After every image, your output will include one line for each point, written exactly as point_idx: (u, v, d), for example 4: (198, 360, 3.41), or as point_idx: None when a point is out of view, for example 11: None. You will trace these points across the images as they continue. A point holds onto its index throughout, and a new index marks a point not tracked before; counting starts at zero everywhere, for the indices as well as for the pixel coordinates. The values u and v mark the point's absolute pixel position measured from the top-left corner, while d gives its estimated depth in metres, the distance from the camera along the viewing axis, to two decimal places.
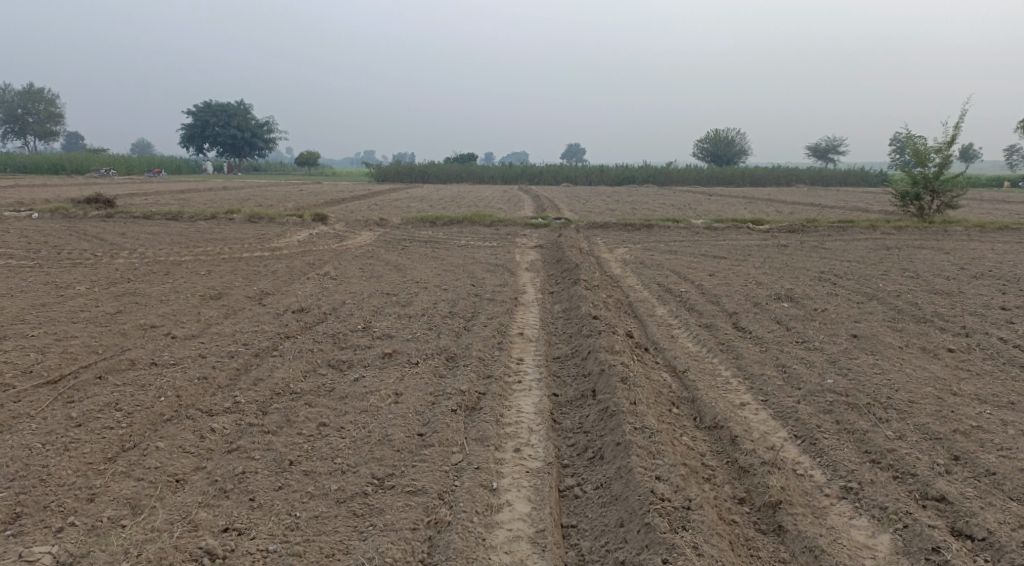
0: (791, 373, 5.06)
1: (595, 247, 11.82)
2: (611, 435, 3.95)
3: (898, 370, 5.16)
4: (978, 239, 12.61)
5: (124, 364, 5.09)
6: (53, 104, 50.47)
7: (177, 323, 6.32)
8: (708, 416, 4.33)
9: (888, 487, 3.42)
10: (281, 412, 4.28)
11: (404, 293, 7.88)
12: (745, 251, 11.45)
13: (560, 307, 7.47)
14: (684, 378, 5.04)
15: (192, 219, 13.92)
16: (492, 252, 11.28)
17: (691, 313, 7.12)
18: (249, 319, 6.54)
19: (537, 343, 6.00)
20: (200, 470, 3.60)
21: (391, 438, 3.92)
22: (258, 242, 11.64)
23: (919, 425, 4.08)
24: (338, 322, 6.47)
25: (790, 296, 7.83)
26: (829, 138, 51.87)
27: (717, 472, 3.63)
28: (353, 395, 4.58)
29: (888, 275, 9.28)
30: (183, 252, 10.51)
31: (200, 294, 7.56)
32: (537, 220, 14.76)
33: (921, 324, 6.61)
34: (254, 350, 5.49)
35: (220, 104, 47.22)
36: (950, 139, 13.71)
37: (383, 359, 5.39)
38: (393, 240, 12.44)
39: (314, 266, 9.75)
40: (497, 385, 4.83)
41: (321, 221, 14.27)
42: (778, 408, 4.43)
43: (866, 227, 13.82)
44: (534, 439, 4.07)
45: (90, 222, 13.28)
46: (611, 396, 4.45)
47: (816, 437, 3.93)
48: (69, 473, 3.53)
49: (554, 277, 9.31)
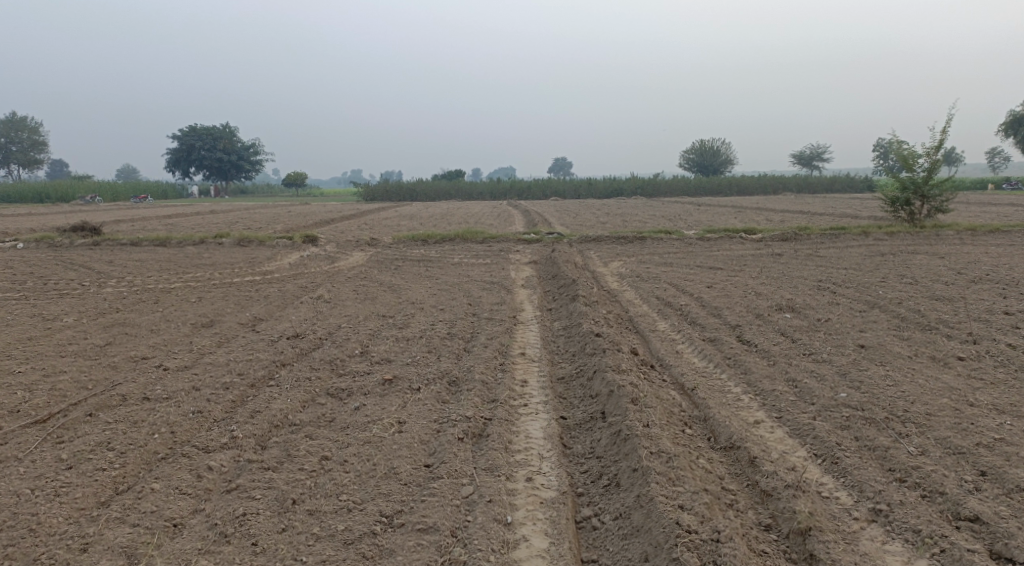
0: (802, 388, 4.94)
1: (590, 262, 11.72)
2: (627, 461, 3.82)
3: (911, 381, 5.06)
4: (970, 243, 12.62)
5: (115, 401, 4.89)
6: (37, 132, 50.40)
7: (169, 354, 6.13)
8: (723, 436, 4.20)
9: (918, 508, 3.31)
10: (281, 447, 4.11)
11: (401, 315, 7.73)
12: (740, 261, 11.38)
13: (560, 324, 7.33)
14: (694, 396, 4.91)
15: (180, 244, 13.73)
16: (486, 269, 11.17)
17: (694, 327, 7.00)
18: (243, 347, 6.36)
19: (540, 363, 5.86)
20: (199, 512, 3.42)
21: (397, 471, 3.76)
22: (248, 266, 11.47)
23: (941, 438, 3.97)
24: (335, 347, 6.30)
25: (791, 307, 7.74)
26: (813, 146, 52.51)
27: (739, 498, 3.50)
28: (354, 425, 4.42)
29: (886, 282, 9.23)
30: (172, 278, 10.31)
31: (192, 322, 7.37)
32: (529, 235, 14.65)
33: (927, 332, 6.52)
34: (249, 380, 5.31)
35: (206, 127, 47.16)
36: (939, 143, 13.75)
37: (383, 385, 5.22)
38: (386, 260, 12.30)
39: (306, 289, 9.59)
40: (503, 410, 4.68)
41: (312, 243, 14.09)
42: (794, 425, 4.30)
43: (859, 234, 13.81)
44: (545, 466, 3.93)
45: (76, 250, 13.05)
46: (623, 419, 4.32)
47: (838, 456, 3.82)
48: (60, 521, 3.34)
49: (551, 293, 9.17)
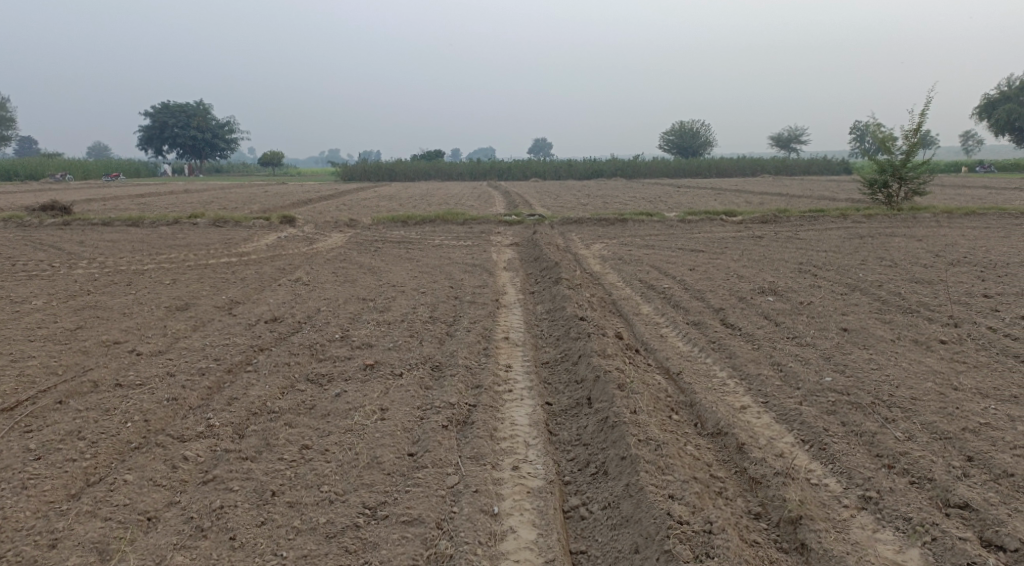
0: (788, 372, 4.93)
1: (571, 244, 11.65)
2: (614, 448, 3.76)
3: (895, 364, 5.07)
4: (946, 225, 12.75)
5: (86, 388, 4.72)
6: (2, 108, 48.88)
7: (142, 338, 5.94)
8: (710, 422, 4.17)
9: (908, 495, 3.35)
10: (259, 435, 3.99)
11: (381, 298, 7.59)
12: (722, 243, 11.37)
13: (543, 308, 7.24)
14: (679, 381, 4.87)
15: (154, 224, 13.39)
16: (467, 251, 11.03)
17: (678, 310, 6.95)
18: (219, 331, 6.19)
19: (524, 348, 5.78)
20: (174, 505, 3.30)
21: (380, 460, 3.66)
22: (224, 247, 11.20)
23: (928, 423, 3.99)
24: (314, 332, 6.15)
25: (774, 290, 7.73)
26: (791, 129, 53.12)
27: (728, 485, 3.50)
28: (335, 412, 4.31)
29: (866, 265, 9.26)
30: (146, 260, 10.04)
31: (166, 306, 7.17)
32: (511, 216, 14.51)
33: (908, 315, 6.55)
34: (226, 366, 5.17)
35: (179, 105, 46.10)
36: (918, 126, 13.79)
37: (364, 371, 5.11)
38: (365, 241, 12.10)
39: (284, 271, 9.39)
40: (487, 396, 4.59)
41: (290, 224, 13.82)
42: (781, 410, 4.28)
43: (838, 216, 13.86)
44: (532, 455, 3.86)
45: (45, 230, 12.66)
46: (609, 405, 4.25)
47: (826, 442, 3.82)
48: (28, 516, 3.19)
49: (534, 276, 9.08)
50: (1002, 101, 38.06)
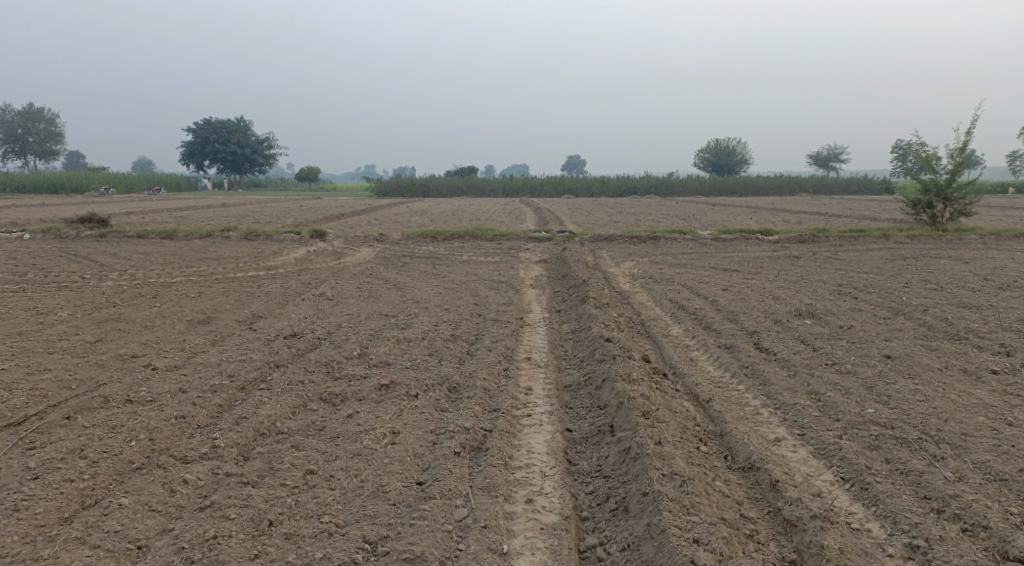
0: (826, 402, 4.60)
1: (601, 262, 11.40)
2: (636, 483, 3.51)
3: (944, 396, 4.69)
4: (996, 247, 12.15)
5: (96, 403, 4.63)
6: (53, 124, 50.74)
7: (160, 352, 5.88)
8: (741, 455, 3.88)
9: (960, 545, 3.03)
10: (264, 459, 3.84)
11: (403, 315, 7.44)
12: (757, 263, 10.99)
13: (568, 327, 7.00)
14: (709, 409, 4.58)
15: (187, 237, 13.53)
16: (494, 268, 10.87)
17: (709, 332, 6.65)
18: (237, 346, 6.10)
19: (547, 369, 5.55)
20: (166, 533, 3.16)
21: (385, 488, 3.47)
22: (253, 261, 11.24)
23: (982, 463, 3.65)
24: (332, 348, 6.01)
25: (811, 312, 7.37)
26: (832, 148, 52.22)
27: (759, 527, 3.23)
28: (345, 435, 4.13)
29: (910, 287, 8.81)
30: (175, 272, 10.10)
31: (188, 320, 7.12)
32: (541, 233, 14.30)
33: (956, 342, 6.13)
34: (240, 383, 5.04)
35: (220, 121, 47.29)
36: (964, 145, 13.25)
37: (379, 391, 4.92)
38: (393, 256, 12.02)
39: (309, 286, 9.33)
40: (504, 421, 4.37)
41: (320, 238, 13.83)
42: (818, 444, 3.96)
43: (879, 236, 13.36)
44: (548, 487, 3.63)
45: (82, 242, 12.89)
46: (632, 434, 3.98)
47: (868, 481, 3.51)
48: (15, 541, 3.08)
49: (561, 294, 8.86)
50: None
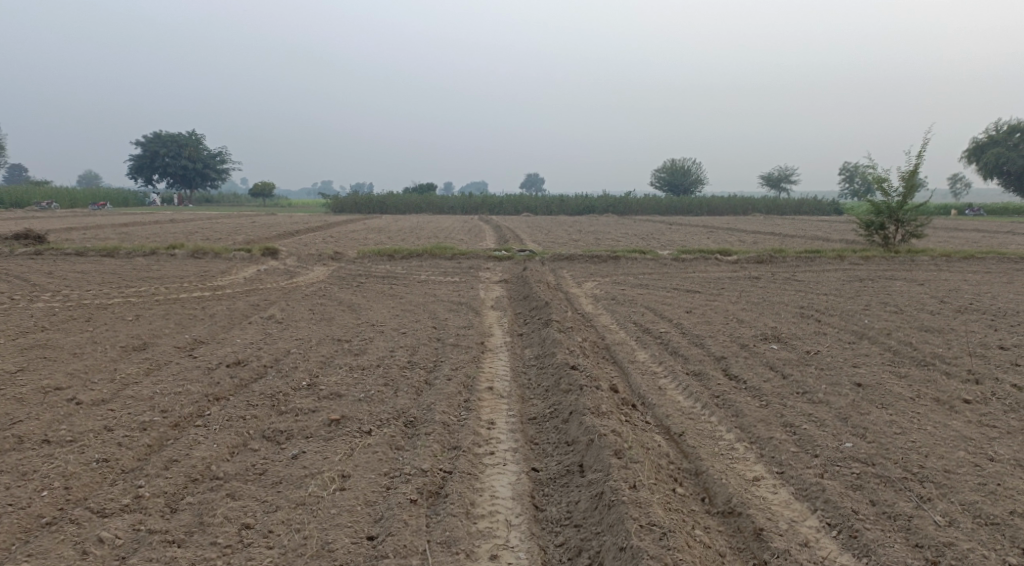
0: (803, 436, 4.38)
1: (563, 282, 11.17)
2: (611, 535, 3.21)
3: (921, 429, 4.52)
4: (946, 269, 12.37)
5: (7, 445, 4.11)
6: None
7: (86, 384, 5.33)
8: (720, 498, 3.62)
9: None
10: (195, 510, 3.42)
11: (358, 339, 7.02)
12: (718, 284, 10.91)
13: (531, 353, 6.69)
14: (683, 445, 4.31)
15: (129, 255, 12.80)
16: (454, 288, 10.53)
17: (676, 358, 6.42)
18: (174, 376, 5.59)
19: (510, 400, 5.21)
20: None
21: (331, 547, 3.11)
22: (199, 280, 10.65)
23: (971, 504, 3.47)
24: (280, 378, 5.56)
25: (777, 337, 7.22)
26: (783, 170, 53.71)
27: None
28: (288, 480, 3.73)
29: (870, 310, 8.79)
30: (114, 293, 9.45)
31: (122, 346, 6.56)
32: (501, 252, 13.99)
33: (923, 369, 6.04)
34: (173, 419, 4.56)
35: (171, 134, 45.90)
36: (915, 169, 13.51)
37: (329, 427, 4.51)
38: (349, 276, 11.57)
39: (258, 308, 8.81)
40: (465, 461, 4.02)
41: (272, 257, 13.23)
42: (800, 484, 3.73)
43: (834, 257, 13.50)
44: (513, 539, 3.30)
45: (14, 260, 12.06)
46: (604, 477, 3.69)
47: (857, 528, 3.29)
48: None
49: (523, 316, 8.56)
50: (990, 146, 38.40)
